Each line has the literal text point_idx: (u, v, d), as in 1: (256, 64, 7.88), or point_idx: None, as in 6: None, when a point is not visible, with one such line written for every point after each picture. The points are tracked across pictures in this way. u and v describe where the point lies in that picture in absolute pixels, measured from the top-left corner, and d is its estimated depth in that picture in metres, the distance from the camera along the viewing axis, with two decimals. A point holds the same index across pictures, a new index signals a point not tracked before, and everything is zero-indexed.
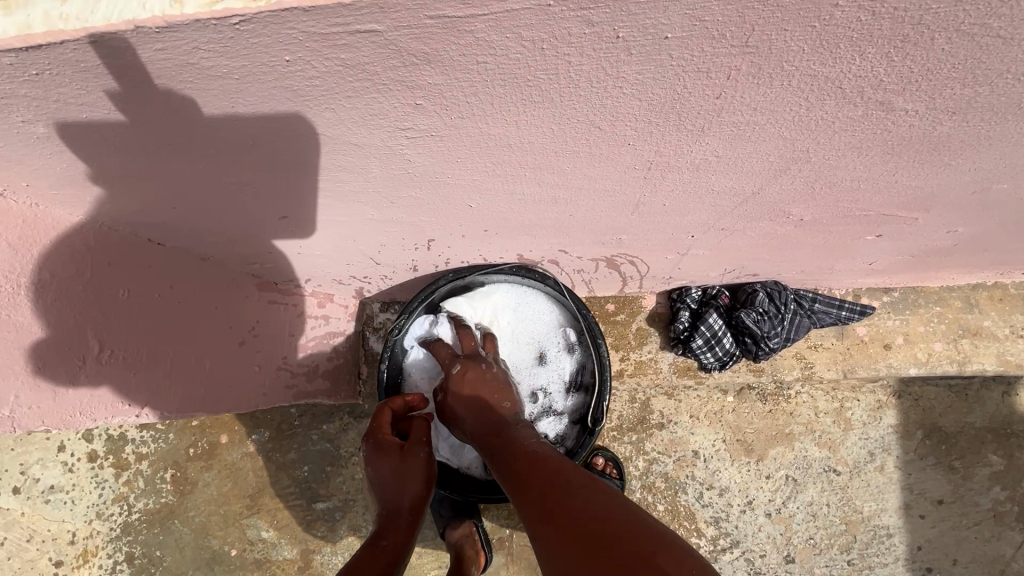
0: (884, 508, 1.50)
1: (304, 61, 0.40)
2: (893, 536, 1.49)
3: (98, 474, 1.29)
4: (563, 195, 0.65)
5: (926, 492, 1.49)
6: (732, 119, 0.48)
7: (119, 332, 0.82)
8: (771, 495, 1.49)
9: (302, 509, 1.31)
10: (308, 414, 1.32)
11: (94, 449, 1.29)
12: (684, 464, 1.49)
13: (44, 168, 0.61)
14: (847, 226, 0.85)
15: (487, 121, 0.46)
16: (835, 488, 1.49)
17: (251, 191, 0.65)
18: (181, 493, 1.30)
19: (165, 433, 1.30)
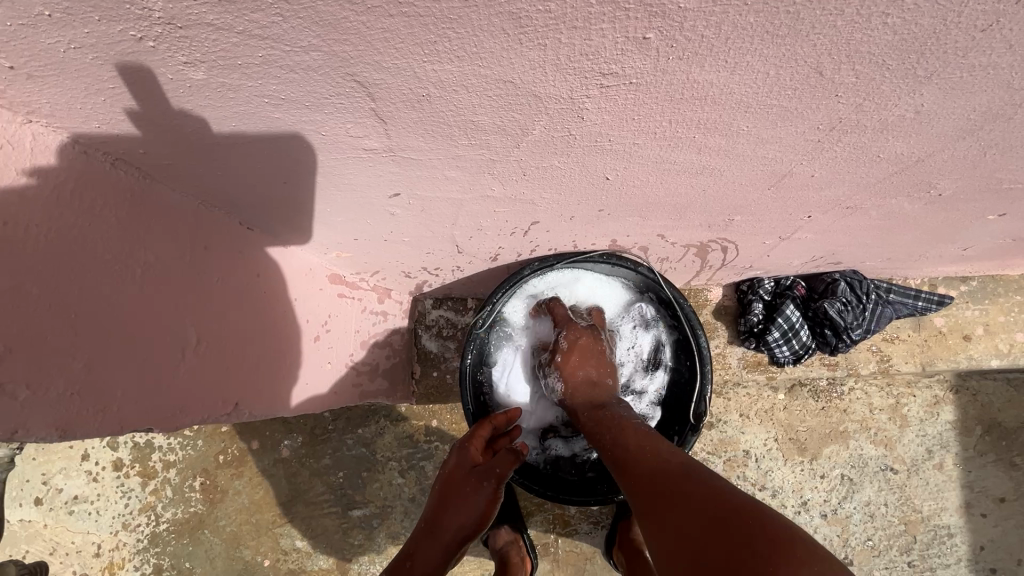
0: (945, 507, 1.44)
1: None
2: (954, 536, 1.44)
3: (124, 483, 1.25)
4: (713, 164, 0.59)
5: (988, 490, 1.43)
6: (973, 62, 0.42)
7: (218, 325, 0.69)
8: (826, 494, 1.43)
9: (338, 516, 1.27)
10: (343, 418, 1.28)
11: (119, 458, 1.25)
12: (735, 464, 1.43)
13: (151, 138, 0.49)
14: (977, 203, 0.80)
15: (707, 64, 0.40)
16: (892, 487, 1.44)
17: (310, 183, 0.61)
18: (211, 502, 1.25)
19: (193, 440, 1.26)
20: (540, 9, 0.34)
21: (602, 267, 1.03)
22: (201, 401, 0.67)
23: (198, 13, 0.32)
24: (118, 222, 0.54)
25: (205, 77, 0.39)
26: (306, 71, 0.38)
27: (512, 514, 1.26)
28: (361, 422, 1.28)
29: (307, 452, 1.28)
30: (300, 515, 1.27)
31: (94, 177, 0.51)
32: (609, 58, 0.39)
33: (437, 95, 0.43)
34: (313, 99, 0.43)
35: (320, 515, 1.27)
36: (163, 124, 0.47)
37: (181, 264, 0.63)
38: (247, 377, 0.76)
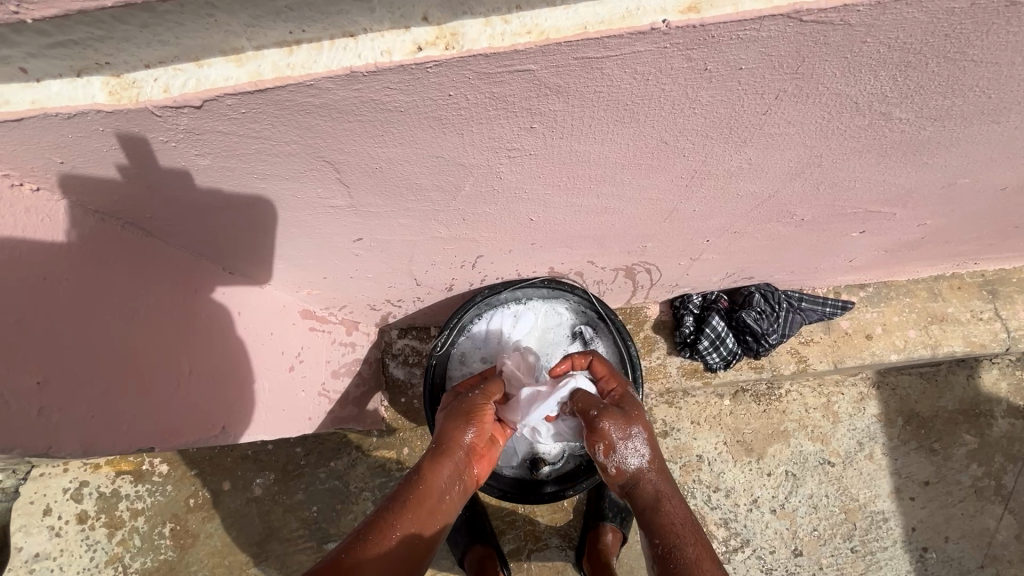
0: (878, 493, 1.62)
1: (462, 94, 0.45)
2: (888, 520, 1.61)
3: (89, 536, 1.32)
4: (612, 205, 0.75)
5: (914, 475, 1.62)
6: (768, 132, 0.59)
7: (205, 355, 0.81)
8: (774, 491, 1.60)
9: (314, 551, 1.34)
10: (315, 452, 1.37)
11: (84, 510, 1.32)
12: (690, 468, 1.60)
13: (150, 203, 0.63)
14: (837, 223, 0.98)
15: (578, 139, 0.55)
16: (830, 479, 1.61)
17: (296, 233, 0.74)
18: (181, 548, 1.33)
19: (162, 486, 1.34)
20: (452, 112, 0.47)
21: (543, 291, 1.17)
22: (192, 422, 0.79)
23: (210, 126, 0.45)
24: (122, 271, 0.67)
25: (209, 162, 0.52)
26: (287, 156, 0.52)
27: (486, 535, 1.37)
28: (339, 451, 1.37)
29: (280, 489, 1.36)
30: (274, 552, 1.34)
31: (107, 236, 0.66)
32: (509, 139, 0.54)
33: (387, 167, 0.57)
34: (291, 175, 0.56)
35: (300, 547, 1.34)
36: (165, 197, 0.61)
37: (176, 304, 0.76)
38: (236, 403, 0.87)
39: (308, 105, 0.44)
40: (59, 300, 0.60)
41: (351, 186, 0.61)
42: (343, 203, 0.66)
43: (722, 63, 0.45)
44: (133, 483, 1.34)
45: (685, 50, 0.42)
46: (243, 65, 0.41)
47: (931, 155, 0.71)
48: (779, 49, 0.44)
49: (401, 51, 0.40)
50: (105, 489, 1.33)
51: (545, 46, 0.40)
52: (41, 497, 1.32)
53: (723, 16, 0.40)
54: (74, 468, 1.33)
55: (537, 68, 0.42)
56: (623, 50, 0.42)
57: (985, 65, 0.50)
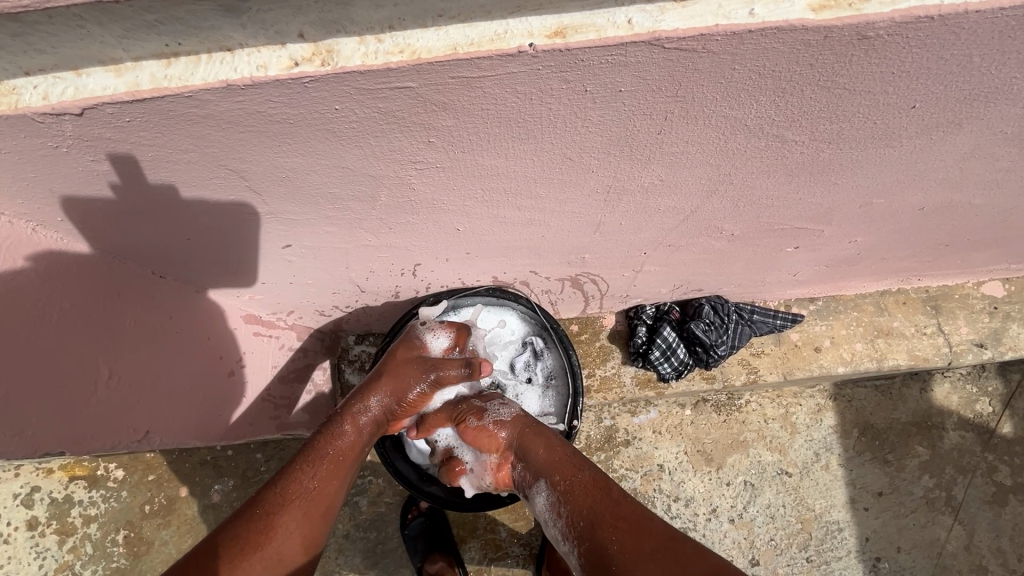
0: (833, 504, 1.64)
1: (350, 108, 0.46)
2: (843, 530, 1.63)
3: (39, 543, 1.30)
4: (537, 217, 0.77)
5: (868, 485, 1.66)
6: (670, 151, 0.61)
7: (126, 358, 0.81)
8: (732, 501, 1.63)
9: None
10: (275, 459, 1.35)
11: (35, 516, 1.30)
12: (651, 478, 1.62)
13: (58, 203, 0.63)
14: (769, 239, 1.01)
15: (483, 154, 0.57)
16: (788, 489, 1.64)
17: (239, 237, 0.75)
18: (135, 556, 1.31)
19: (117, 492, 1.32)
20: (344, 125, 0.49)
21: (490, 300, 1.18)
22: (107, 426, 0.80)
23: (98, 133, 0.46)
24: (32, 272, 0.68)
25: (109, 167, 0.53)
26: (190, 162, 0.53)
27: (446, 544, 1.37)
28: None
29: (238, 497, 1.34)
30: None
31: (17, 237, 0.68)
32: (411, 153, 0.55)
33: (294, 176, 0.58)
34: (200, 180, 0.57)
35: None
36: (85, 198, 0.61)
37: (96, 309, 0.77)
38: (155, 408, 0.89)
39: (194, 115, 0.45)
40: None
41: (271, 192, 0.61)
42: (275, 210, 0.67)
43: (600, 85, 0.47)
44: (87, 489, 1.32)
45: (558, 72, 0.44)
46: (122, 75, 0.42)
47: (838, 176, 0.74)
48: (651, 73, 0.46)
49: (277, 66, 0.41)
50: (56, 495, 1.31)
51: (417, 65, 0.42)
52: None
53: (587, 42, 0.42)
54: (25, 472, 1.31)
55: (416, 85, 0.44)
56: (497, 71, 0.43)
57: (859, 92, 0.52)
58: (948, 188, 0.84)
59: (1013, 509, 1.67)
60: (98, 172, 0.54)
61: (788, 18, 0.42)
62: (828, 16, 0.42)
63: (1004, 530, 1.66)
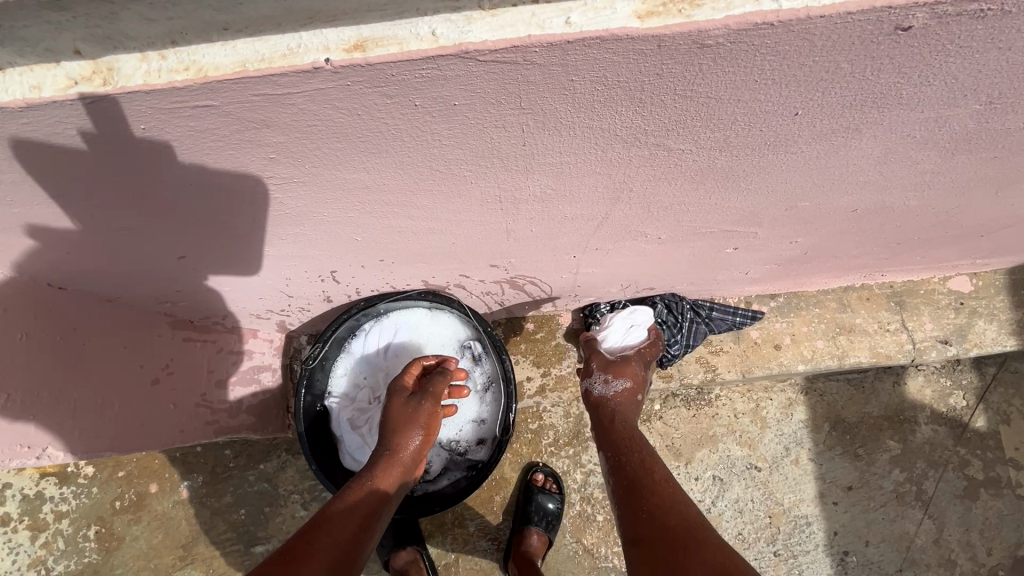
0: (802, 498, 1.63)
1: (160, 128, 0.43)
2: (812, 524, 1.62)
3: (13, 539, 1.30)
4: (439, 226, 0.75)
5: (838, 479, 1.64)
6: (549, 162, 0.58)
7: (16, 372, 0.89)
8: (701, 495, 1.61)
9: (240, 553, 1.32)
10: (244, 454, 1.35)
11: (8, 512, 1.30)
12: None
13: None
14: (702, 241, 0.98)
15: (340, 168, 0.54)
16: (756, 483, 1.63)
17: (175, 240, 0.73)
18: (106, 551, 1.31)
19: (87, 488, 1.32)
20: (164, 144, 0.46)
21: (425, 303, 1.16)
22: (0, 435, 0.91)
23: None
24: None
25: None
26: None
27: (416, 536, 1.43)
28: (269, 453, 1.36)
29: (207, 492, 1.34)
30: (200, 556, 1.33)
31: None
32: (259, 168, 0.52)
33: None
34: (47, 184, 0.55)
35: (227, 550, 1.33)
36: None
37: None
38: (56, 418, 0.96)
39: None
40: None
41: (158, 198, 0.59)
42: (212, 215, 0.64)
43: (428, 99, 0.43)
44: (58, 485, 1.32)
45: (373, 87, 0.41)
46: None
47: (746, 181, 0.70)
48: (479, 86, 0.42)
49: (54, 87, 0.39)
50: (28, 491, 1.31)
51: (208, 83, 0.39)
52: None
53: (388, 56, 0.38)
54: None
55: (220, 103, 0.41)
56: (303, 87, 0.40)
57: (729, 101, 0.49)
58: (876, 190, 0.80)
59: (984, 503, 1.65)
60: None
61: (610, 27, 0.38)
62: (654, 24, 0.38)
63: (975, 524, 1.64)
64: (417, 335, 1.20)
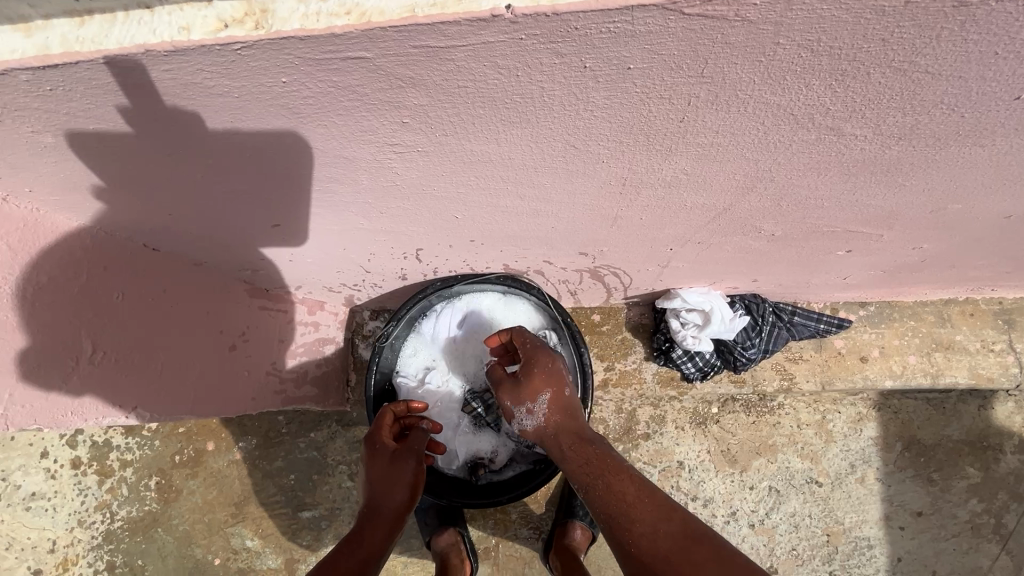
0: (865, 519, 1.47)
1: (300, 82, 0.39)
2: (874, 548, 1.47)
3: (81, 481, 1.29)
4: (545, 208, 0.69)
5: (907, 503, 1.47)
6: (698, 141, 0.51)
7: (111, 332, 0.80)
8: (754, 505, 1.47)
9: (288, 517, 1.30)
10: (296, 422, 1.31)
11: (77, 457, 1.29)
12: (669, 474, 1.47)
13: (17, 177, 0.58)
14: (818, 241, 0.89)
15: (470, 138, 0.49)
16: (816, 499, 1.47)
17: (263, 204, 0.66)
18: (165, 501, 1.30)
19: (151, 439, 1.31)
20: (299, 100, 0.42)
21: (501, 287, 1.12)
22: (87, 398, 0.83)
23: (24, 101, 0.41)
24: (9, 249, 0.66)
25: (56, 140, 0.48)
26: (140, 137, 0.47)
27: (455, 517, 1.30)
28: (320, 423, 1.31)
29: (260, 455, 1.31)
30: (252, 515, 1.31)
31: None
32: (386, 134, 0.48)
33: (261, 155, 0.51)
34: (169, 148, 0.51)
35: (277, 512, 1.30)
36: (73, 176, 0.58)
37: (81, 291, 0.75)
38: (143, 383, 0.88)
39: (125, 85, 0.39)
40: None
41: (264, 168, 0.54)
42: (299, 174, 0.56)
43: (601, 60, 0.37)
44: (124, 434, 1.31)
45: (547, 43, 0.36)
46: (32, 36, 0.36)
47: (907, 177, 0.61)
48: (667, 46, 0.36)
49: (202, 29, 0.34)
50: (96, 437, 1.30)
51: (368, 30, 0.34)
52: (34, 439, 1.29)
53: (576, 3, 0.32)
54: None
55: (373, 55, 0.36)
56: (468, 40, 0.35)
57: (946, 78, 0.41)
58: None
59: None
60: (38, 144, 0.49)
61: None
62: None
63: None
64: (489, 320, 1.15)
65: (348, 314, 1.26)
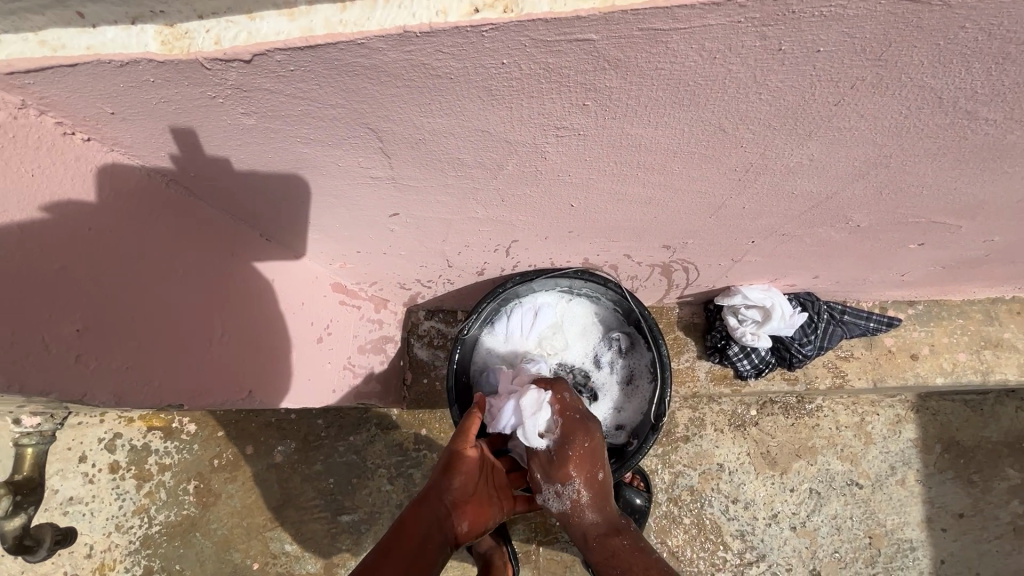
0: (907, 521, 1.45)
1: (514, 63, 0.43)
2: (917, 550, 1.44)
3: (119, 485, 1.32)
4: (659, 197, 0.72)
5: (948, 505, 1.44)
6: (839, 127, 0.55)
7: (236, 317, 0.80)
8: (795, 507, 1.44)
9: (328, 521, 1.32)
10: (336, 425, 1.34)
11: (116, 460, 1.32)
12: (708, 477, 1.45)
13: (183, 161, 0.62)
14: (897, 233, 0.93)
15: (633, 122, 0.52)
16: (857, 502, 1.45)
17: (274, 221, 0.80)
18: (203, 505, 1.32)
19: (189, 444, 1.34)
20: (504, 82, 0.45)
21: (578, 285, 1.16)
22: (225, 388, 0.80)
23: (258, 82, 0.44)
24: (166, 231, 0.67)
25: (254, 123, 0.51)
26: (331, 120, 0.51)
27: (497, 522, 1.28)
28: (359, 426, 1.34)
29: (299, 459, 1.34)
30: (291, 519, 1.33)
31: (152, 195, 0.65)
32: (559, 116, 0.51)
33: (431, 138, 0.55)
34: (349, 133, 0.54)
35: (315, 516, 1.32)
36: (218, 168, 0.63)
37: (217, 274, 0.76)
38: (268, 368, 0.88)
39: (359, 65, 0.43)
40: (63, 250, 0.55)
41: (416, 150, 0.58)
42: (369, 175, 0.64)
43: (798, 44, 0.41)
44: (163, 438, 1.34)
45: (759, 26, 0.40)
46: (296, 19, 0.40)
47: (1012, 165, 0.66)
48: (865, 30, 0.40)
49: (457, 12, 0.39)
50: (136, 441, 1.33)
51: (609, 14, 0.38)
52: (74, 442, 1.32)
53: None
54: (110, 419, 1.33)
55: (598, 38, 0.40)
56: (692, 24, 0.39)
57: None
58: None
59: None
60: (232, 128, 0.52)
61: None
62: None
63: None
64: (555, 327, 1.21)
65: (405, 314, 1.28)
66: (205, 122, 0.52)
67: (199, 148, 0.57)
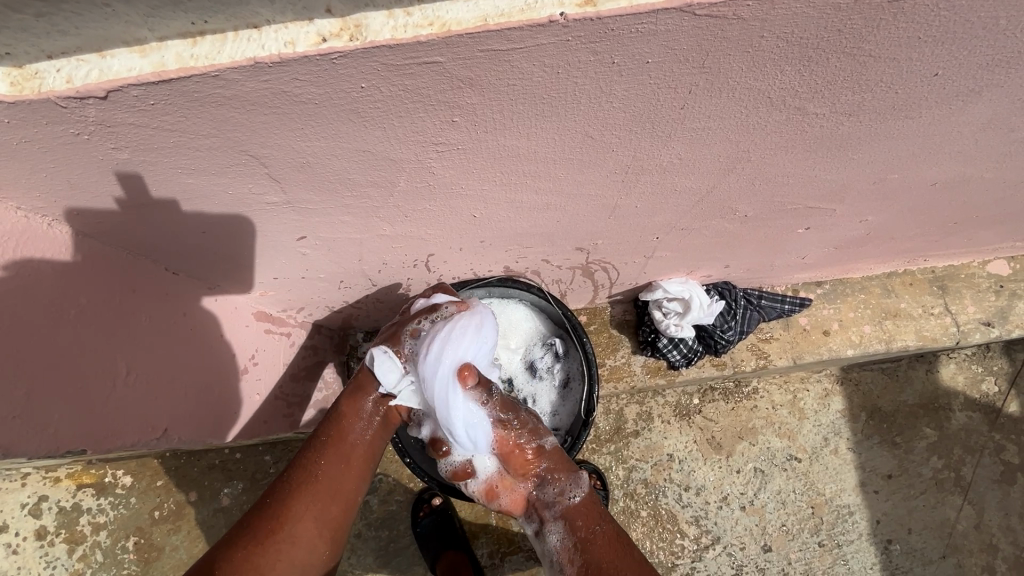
0: (843, 487, 1.46)
1: (375, 87, 0.46)
2: (854, 514, 1.45)
3: (48, 552, 1.23)
4: (555, 201, 0.76)
5: (877, 468, 1.47)
6: (693, 127, 0.60)
7: (140, 353, 0.79)
8: (742, 488, 1.45)
9: None
10: (285, 460, 1.30)
11: (43, 525, 1.23)
12: (661, 468, 1.45)
13: (61, 197, 0.61)
14: (783, 219, 1.00)
15: (507, 134, 0.56)
16: (797, 474, 1.46)
17: (175, 253, 0.79)
18: (146, 561, 1.25)
19: (127, 497, 1.26)
20: (369, 105, 0.48)
21: (505, 293, 1.19)
22: (128, 427, 0.78)
23: (121, 117, 0.46)
24: (53, 271, 0.67)
25: (128, 156, 0.52)
26: (212, 151, 0.52)
27: (460, 540, 1.28)
28: None
29: (249, 499, 1.29)
30: None
31: (34, 237, 0.66)
32: (434, 133, 0.54)
33: (316, 161, 0.57)
34: (236, 161, 0.55)
35: None
36: (101, 204, 0.63)
37: (113, 312, 0.75)
38: (177, 401, 0.86)
39: (222, 97, 0.45)
40: None
41: (312, 173, 0.60)
42: (265, 199, 0.65)
43: (628, 57, 0.47)
44: (96, 495, 1.26)
45: (587, 44, 0.44)
46: (147, 56, 0.42)
47: (854, 150, 0.73)
48: (679, 41, 0.46)
49: (305, 42, 0.41)
50: (65, 502, 1.24)
51: (448, 38, 0.42)
52: None
53: (618, 9, 0.42)
54: (33, 481, 1.24)
55: (445, 59, 0.44)
56: (526, 43, 0.43)
57: (884, 60, 0.53)
58: (964, 160, 0.84)
59: None
60: (107, 160, 0.53)
61: None
62: None
63: (1015, 508, 1.46)
64: None
65: (342, 335, 1.23)
66: (79, 158, 0.52)
67: (76, 180, 0.57)
